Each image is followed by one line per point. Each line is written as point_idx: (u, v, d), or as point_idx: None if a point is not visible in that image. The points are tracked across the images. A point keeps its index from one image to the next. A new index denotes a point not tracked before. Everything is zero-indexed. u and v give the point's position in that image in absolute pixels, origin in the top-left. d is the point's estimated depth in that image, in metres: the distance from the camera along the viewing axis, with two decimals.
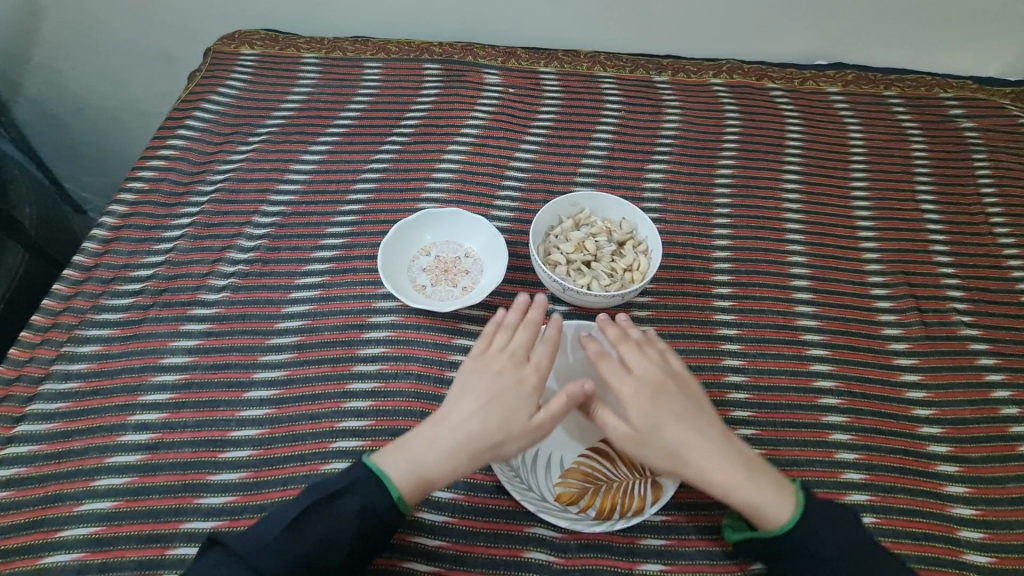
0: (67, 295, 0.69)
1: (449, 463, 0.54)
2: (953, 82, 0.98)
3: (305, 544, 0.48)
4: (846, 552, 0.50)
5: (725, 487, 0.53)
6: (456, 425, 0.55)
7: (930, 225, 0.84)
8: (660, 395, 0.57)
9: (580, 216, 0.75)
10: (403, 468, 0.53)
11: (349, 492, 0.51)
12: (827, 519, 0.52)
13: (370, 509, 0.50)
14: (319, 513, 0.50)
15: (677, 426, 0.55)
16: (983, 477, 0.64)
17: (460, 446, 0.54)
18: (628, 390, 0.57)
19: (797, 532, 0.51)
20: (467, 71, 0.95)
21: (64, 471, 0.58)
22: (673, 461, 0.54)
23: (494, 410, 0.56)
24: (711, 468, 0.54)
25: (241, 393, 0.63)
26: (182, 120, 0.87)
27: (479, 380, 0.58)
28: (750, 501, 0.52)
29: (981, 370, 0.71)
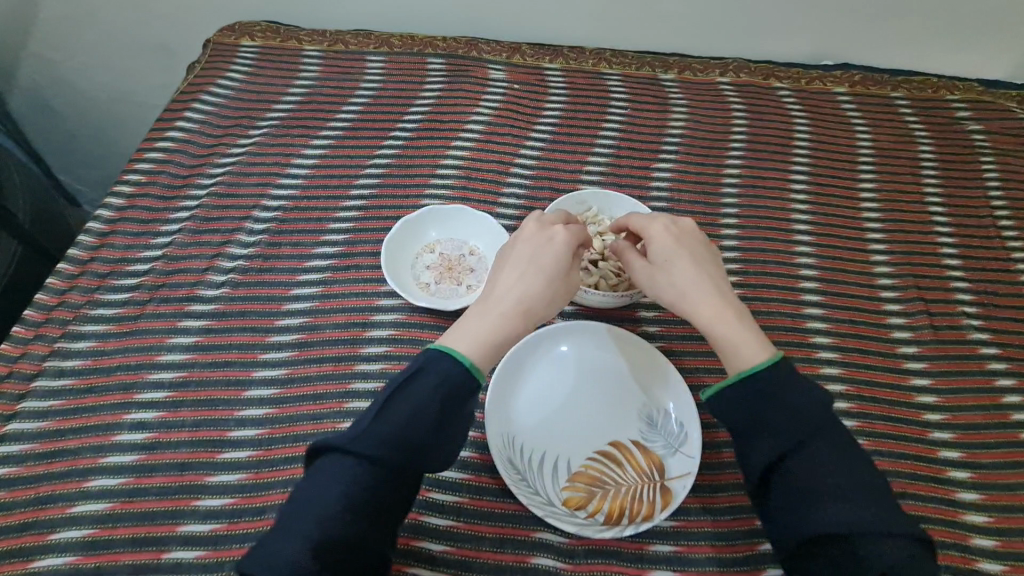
0: (61, 289, 0.67)
1: (507, 326, 0.54)
2: (959, 84, 0.97)
3: (396, 424, 0.46)
4: (811, 421, 0.48)
5: (714, 322, 0.55)
6: (504, 296, 0.56)
7: (938, 228, 0.83)
8: (683, 241, 0.59)
9: (587, 215, 0.74)
10: (466, 340, 0.52)
11: (422, 372, 0.49)
12: (803, 384, 0.50)
13: (450, 384, 0.49)
14: (400, 397, 0.48)
15: (690, 268, 0.57)
16: (996, 483, 0.63)
17: (515, 311, 0.55)
18: (658, 231, 0.60)
19: (769, 373, 0.50)
20: (472, 66, 0.93)
21: (57, 471, 0.56)
22: (673, 295, 0.57)
23: (540, 272, 0.57)
24: (701, 309, 0.55)
25: (241, 392, 0.62)
26: (180, 112, 0.85)
27: (516, 251, 0.59)
28: (730, 337, 0.53)
29: (992, 374, 0.70)
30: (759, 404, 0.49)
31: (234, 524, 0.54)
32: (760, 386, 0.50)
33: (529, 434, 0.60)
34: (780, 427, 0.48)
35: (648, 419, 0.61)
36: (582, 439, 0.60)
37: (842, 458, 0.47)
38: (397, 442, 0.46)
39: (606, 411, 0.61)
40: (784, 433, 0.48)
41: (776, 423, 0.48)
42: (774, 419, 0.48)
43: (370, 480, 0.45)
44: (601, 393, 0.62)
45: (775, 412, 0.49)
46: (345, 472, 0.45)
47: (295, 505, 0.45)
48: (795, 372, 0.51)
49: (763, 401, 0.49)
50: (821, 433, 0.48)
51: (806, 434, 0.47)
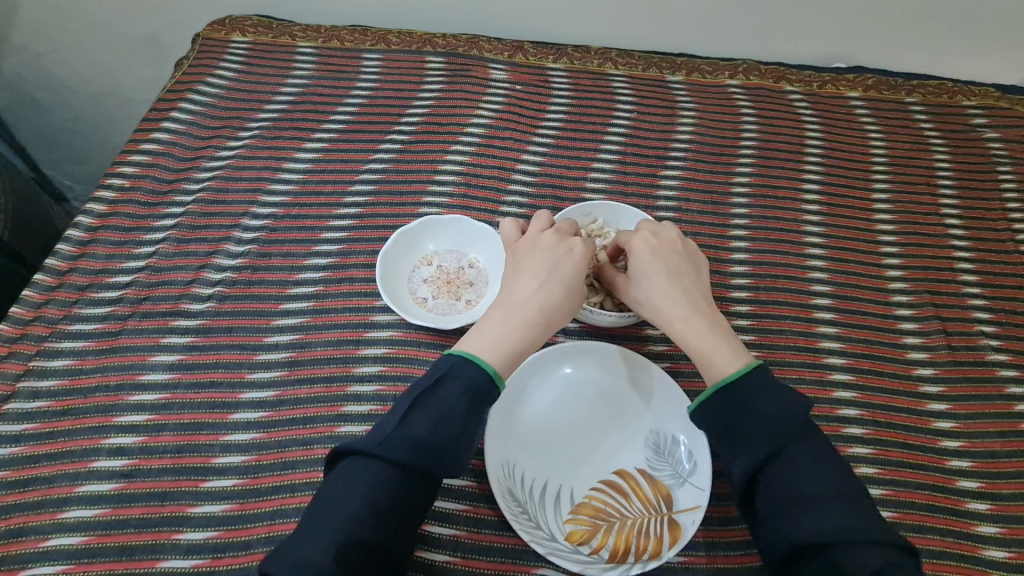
0: (38, 302, 0.64)
1: (527, 335, 0.52)
2: (976, 90, 0.93)
3: (422, 430, 0.45)
4: (782, 428, 0.46)
5: (686, 335, 0.54)
6: (524, 304, 0.53)
7: (955, 242, 0.80)
8: (660, 251, 0.58)
9: (593, 227, 0.70)
10: (487, 351, 0.50)
11: (447, 378, 0.47)
12: (775, 390, 0.48)
13: (476, 390, 0.47)
14: (426, 403, 0.46)
15: (665, 280, 0.56)
16: (1015, 515, 0.61)
17: (535, 320, 0.53)
18: (637, 243, 0.59)
19: (736, 384, 0.49)
20: (472, 65, 0.89)
21: (29, 501, 0.53)
22: (649, 309, 0.57)
23: (559, 280, 0.54)
24: (674, 322, 0.55)
25: (227, 414, 0.59)
26: (166, 111, 0.81)
27: (532, 257, 0.56)
28: (701, 351, 0.53)
29: (1011, 398, 0.68)
30: (729, 414, 0.49)
31: (219, 559, 0.51)
32: (726, 397, 0.49)
33: (529, 463, 0.57)
34: (751, 438, 0.47)
35: (655, 446, 0.58)
36: (586, 467, 0.57)
37: (818, 465, 0.45)
38: (423, 449, 0.44)
39: (610, 437, 0.59)
40: (754, 443, 0.47)
41: (746, 433, 0.47)
42: (744, 429, 0.48)
43: (395, 486, 0.43)
44: (606, 418, 0.59)
45: (746, 421, 0.48)
46: (370, 476, 0.43)
47: (318, 508, 0.43)
48: (770, 379, 0.50)
49: (732, 411, 0.48)
50: (794, 439, 0.46)
51: (776, 442, 0.46)
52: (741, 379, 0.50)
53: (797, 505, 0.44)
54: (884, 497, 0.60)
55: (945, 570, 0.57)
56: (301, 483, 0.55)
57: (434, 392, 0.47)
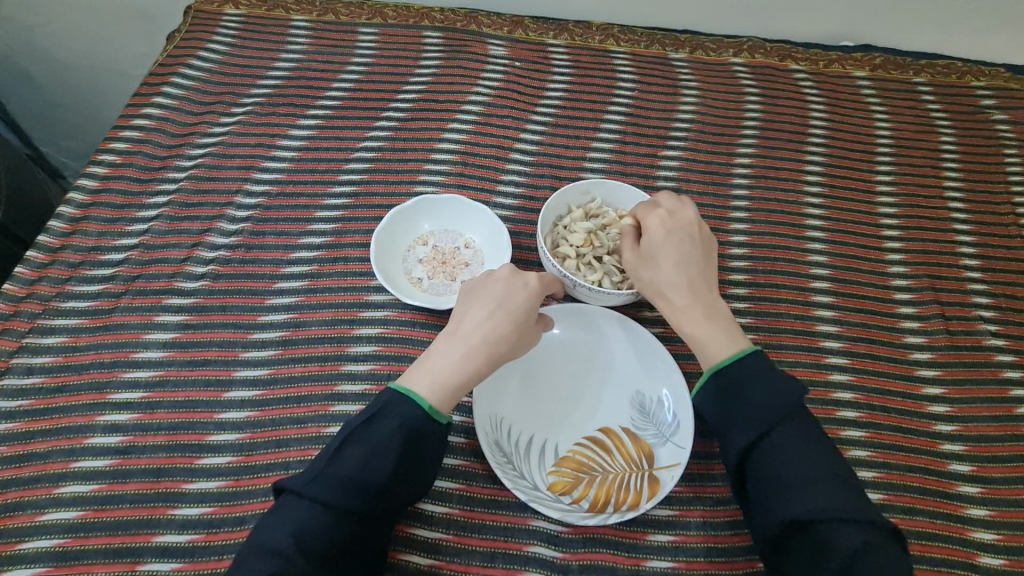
0: (31, 279, 0.63)
1: (468, 372, 0.50)
2: (985, 70, 0.91)
3: (351, 466, 0.45)
4: (775, 413, 0.46)
5: (684, 321, 0.54)
6: (468, 335, 0.51)
7: (958, 226, 0.79)
8: (675, 234, 0.56)
9: (590, 206, 0.68)
10: (427, 386, 0.49)
11: (382, 414, 0.48)
12: (770, 374, 0.48)
13: (410, 428, 0.47)
14: (358, 439, 0.46)
15: (674, 266, 0.55)
16: (1005, 499, 0.61)
17: (478, 355, 0.51)
18: (651, 222, 0.56)
19: (733, 374, 0.49)
20: (471, 41, 0.87)
21: (25, 476, 0.53)
22: (653, 290, 0.56)
23: (508, 315, 0.52)
24: (675, 306, 0.55)
25: (222, 393, 0.59)
26: (158, 86, 0.79)
27: (486, 286, 0.54)
28: (698, 338, 0.53)
29: (1007, 384, 0.68)
30: (726, 396, 0.49)
31: (214, 534, 0.52)
32: (726, 382, 0.49)
33: (516, 418, 0.58)
34: (744, 422, 0.47)
35: (640, 408, 0.59)
36: (571, 424, 0.59)
37: (808, 449, 0.45)
38: (350, 486, 0.44)
39: (595, 398, 0.60)
40: (746, 426, 0.47)
41: (739, 415, 0.48)
42: (738, 412, 0.48)
43: (322, 523, 0.43)
44: (592, 381, 0.61)
45: (740, 403, 0.48)
46: (299, 511, 0.43)
47: (251, 541, 0.43)
48: (768, 364, 0.50)
49: (730, 394, 0.49)
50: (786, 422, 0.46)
51: (768, 426, 0.46)
52: (737, 367, 0.49)
53: (787, 487, 0.44)
54: (876, 481, 0.61)
55: (933, 552, 0.57)
56: (295, 461, 0.56)
57: (367, 429, 0.47)
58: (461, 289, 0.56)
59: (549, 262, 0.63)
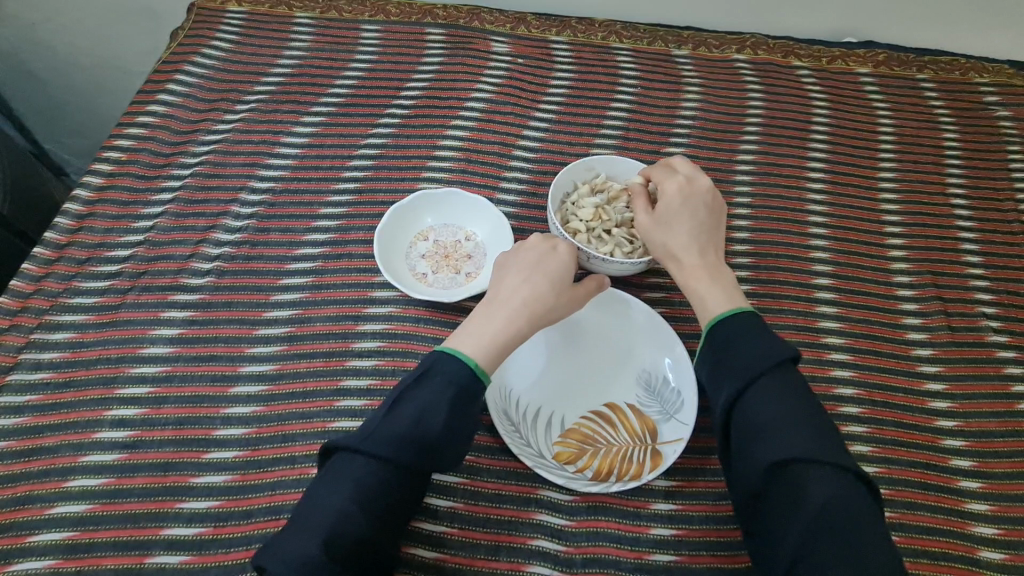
0: (37, 276, 0.64)
1: (516, 330, 0.52)
2: (988, 66, 0.91)
3: (404, 424, 0.45)
4: (760, 365, 0.47)
5: (688, 280, 0.56)
6: (510, 298, 0.53)
7: (960, 222, 0.79)
8: (691, 200, 0.58)
9: (596, 182, 0.70)
10: (476, 343, 0.50)
11: (432, 373, 0.48)
12: (758, 332, 0.49)
13: (461, 384, 0.47)
14: (409, 396, 0.47)
15: (687, 228, 0.57)
16: (1006, 494, 0.61)
17: (524, 314, 0.52)
18: (668, 187, 0.59)
19: (724, 326, 0.51)
20: (474, 38, 0.87)
21: (34, 470, 0.54)
22: (663, 252, 0.58)
23: (547, 277, 0.55)
24: (682, 267, 0.56)
25: (228, 388, 0.59)
26: (162, 83, 0.80)
27: (519, 257, 0.56)
28: (699, 296, 0.54)
29: (1008, 379, 0.68)
30: (715, 350, 0.50)
31: (221, 528, 0.52)
32: (720, 334, 0.51)
33: (524, 388, 0.59)
34: (729, 373, 0.48)
35: (645, 385, 0.61)
36: (577, 398, 0.60)
37: (790, 402, 0.45)
38: (404, 442, 0.44)
39: (601, 373, 0.61)
40: (729, 377, 0.48)
41: (725, 367, 0.49)
42: (724, 365, 0.49)
43: (379, 480, 0.43)
44: (599, 356, 0.62)
45: (727, 357, 0.49)
46: (356, 469, 0.44)
47: (312, 497, 0.44)
48: (759, 323, 0.50)
49: (719, 347, 0.50)
50: (770, 375, 0.47)
51: (750, 376, 0.47)
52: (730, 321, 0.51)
53: (763, 437, 0.44)
54: (878, 475, 0.61)
55: (934, 546, 0.58)
56: (301, 455, 0.56)
57: (417, 386, 0.47)
58: (493, 264, 0.58)
59: (560, 237, 0.65)
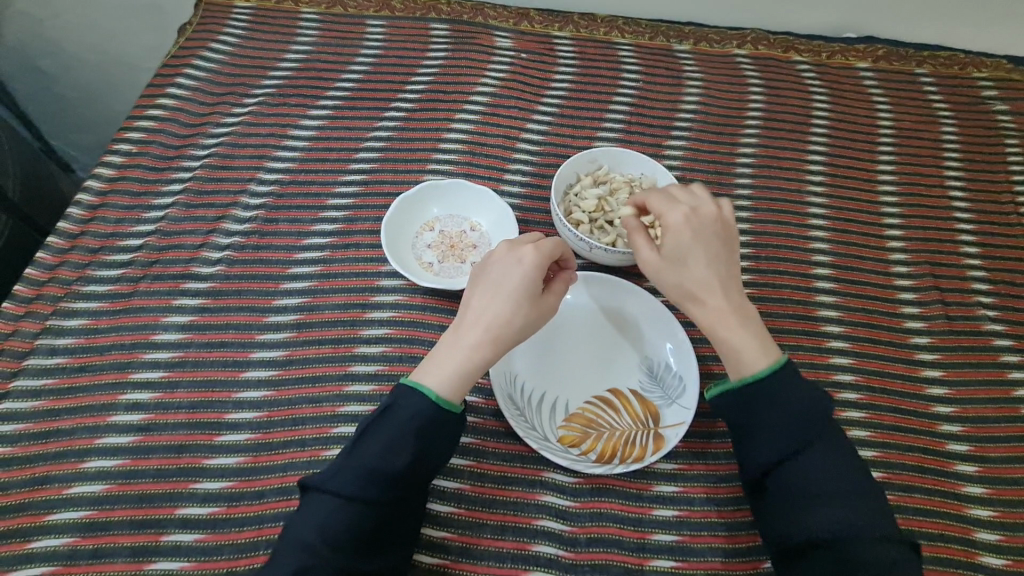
0: (51, 264, 0.65)
1: (478, 356, 0.50)
2: (987, 61, 0.92)
3: (368, 459, 0.46)
4: (809, 424, 0.47)
5: (717, 327, 0.52)
6: (474, 323, 0.52)
7: (958, 214, 0.80)
8: (703, 234, 0.54)
9: (598, 173, 0.71)
10: (442, 372, 0.49)
11: (396, 406, 0.48)
12: (796, 384, 0.49)
13: (424, 418, 0.47)
14: (374, 431, 0.47)
15: (705, 268, 0.53)
16: (1002, 478, 0.62)
17: (483, 339, 0.51)
18: (674, 219, 0.54)
19: (768, 383, 0.49)
20: (478, 33, 0.89)
21: (51, 452, 0.55)
22: (682, 294, 0.54)
23: (509, 296, 0.52)
24: (707, 313, 0.53)
25: (239, 373, 0.61)
26: (171, 77, 0.81)
27: (484, 272, 0.54)
28: (733, 345, 0.51)
29: (1004, 367, 0.69)
30: (752, 405, 0.49)
31: (234, 507, 0.54)
32: (760, 390, 0.49)
33: (530, 374, 0.61)
34: (779, 434, 0.47)
35: (648, 371, 0.62)
36: (580, 384, 0.61)
37: (839, 463, 0.46)
38: (369, 478, 0.45)
39: (605, 359, 0.63)
40: (781, 437, 0.47)
41: (772, 426, 0.48)
42: (770, 422, 0.48)
43: (346, 515, 0.44)
44: (603, 343, 0.63)
45: (773, 413, 0.48)
46: (324, 505, 0.45)
47: (286, 533, 0.46)
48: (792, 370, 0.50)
49: (758, 402, 0.49)
50: (812, 435, 0.47)
51: (803, 438, 0.47)
52: (772, 377, 0.49)
53: (820, 501, 0.45)
54: (876, 460, 0.62)
55: (930, 528, 0.59)
56: (311, 438, 0.57)
57: (382, 420, 0.48)
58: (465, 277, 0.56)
59: (563, 228, 0.67)
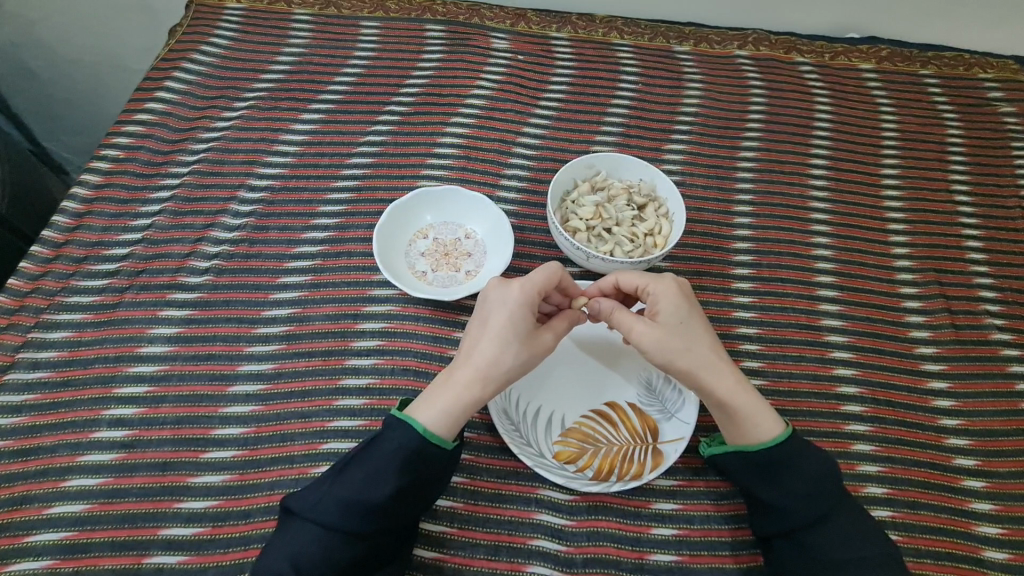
0: (35, 274, 0.64)
1: (464, 396, 0.49)
2: (993, 62, 0.90)
3: (350, 490, 0.46)
4: (826, 491, 0.48)
5: (733, 393, 0.51)
6: (462, 362, 0.51)
7: (965, 220, 0.78)
8: (692, 300, 0.55)
9: (596, 179, 0.70)
10: (430, 409, 0.49)
11: (384, 437, 0.48)
12: (813, 452, 0.50)
13: (408, 450, 0.47)
14: (360, 461, 0.47)
15: (706, 334, 0.53)
16: (1010, 493, 0.61)
17: (469, 378, 0.50)
18: (663, 287, 0.54)
19: (785, 448, 0.50)
20: (473, 34, 0.87)
21: (31, 471, 0.54)
22: (695, 362, 0.52)
23: (496, 333, 0.51)
24: (722, 380, 0.51)
25: (226, 387, 0.59)
26: (160, 81, 0.79)
27: (479, 309, 0.54)
28: (752, 411, 0.51)
29: (1012, 377, 0.67)
30: (770, 473, 0.50)
31: (219, 527, 0.52)
32: (777, 458, 0.50)
33: (524, 387, 0.59)
34: (797, 501, 0.48)
35: (646, 384, 0.60)
36: (577, 397, 0.60)
37: (858, 529, 0.47)
38: (349, 509, 0.45)
39: (601, 372, 0.61)
40: (803, 504, 0.48)
41: (792, 494, 0.48)
42: (790, 489, 0.49)
43: (323, 546, 0.44)
44: (599, 356, 0.62)
45: (790, 481, 0.49)
46: (304, 533, 0.45)
47: (262, 557, 0.46)
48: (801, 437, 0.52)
49: (776, 471, 0.49)
50: (834, 503, 0.48)
51: (824, 506, 0.48)
52: (788, 442, 0.50)
53: (843, 565, 0.46)
54: (881, 475, 0.60)
55: (937, 546, 0.57)
56: (300, 455, 0.56)
57: (369, 450, 0.48)
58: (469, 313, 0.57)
59: (560, 236, 0.65)
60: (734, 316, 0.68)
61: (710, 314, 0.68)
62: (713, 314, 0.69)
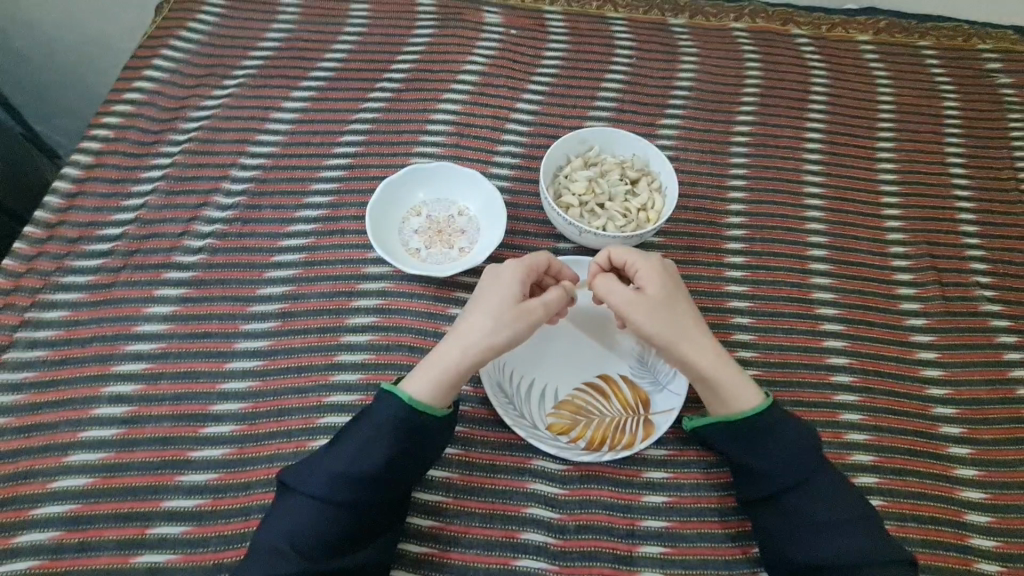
0: (29, 255, 0.64)
1: (447, 366, 0.50)
2: (992, 32, 0.89)
3: (340, 463, 0.47)
4: (808, 458, 0.50)
5: (716, 364, 0.53)
6: (453, 335, 0.52)
7: (958, 192, 0.78)
8: (677, 281, 0.57)
9: (589, 155, 0.70)
10: (417, 379, 0.50)
11: (373, 411, 0.49)
12: (793, 420, 0.52)
13: (395, 420, 0.48)
14: (348, 434, 0.49)
15: (691, 310, 0.55)
16: (994, 460, 0.62)
17: (455, 347, 0.51)
18: (649, 264, 0.56)
19: (766, 418, 0.51)
20: (465, 8, 0.85)
21: (34, 447, 0.55)
22: (679, 335, 0.53)
23: (483, 305, 0.53)
24: (703, 352, 0.53)
25: (223, 364, 0.60)
26: (148, 59, 0.78)
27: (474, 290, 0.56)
28: (736, 381, 0.52)
29: (1000, 348, 0.68)
30: (752, 442, 0.51)
31: (220, 499, 0.54)
32: (758, 427, 0.51)
33: (518, 361, 0.60)
34: (779, 468, 0.50)
35: (639, 357, 0.61)
36: (571, 370, 0.61)
37: (838, 493, 0.49)
38: (340, 482, 0.46)
39: (594, 346, 0.62)
40: (785, 470, 0.49)
41: (773, 459, 0.50)
42: (773, 456, 0.50)
43: (316, 519, 0.45)
44: (592, 331, 0.62)
45: (772, 449, 0.50)
46: (299, 509, 0.46)
47: (258, 535, 0.47)
48: (782, 407, 0.53)
49: (757, 439, 0.51)
50: (815, 471, 0.49)
51: (805, 472, 0.49)
52: (770, 412, 0.51)
53: (824, 528, 0.48)
54: (868, 443, 0.62)
55: (921, 511, 0.59)
56: (298, 429, 0.57)
57: (358, 424, 0.49)
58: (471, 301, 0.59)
59: (553, 211, 0.65)
60: (726, 290, 0.69)
61: (702, 288, 0.69)
62: (705, 288, 0.69)
